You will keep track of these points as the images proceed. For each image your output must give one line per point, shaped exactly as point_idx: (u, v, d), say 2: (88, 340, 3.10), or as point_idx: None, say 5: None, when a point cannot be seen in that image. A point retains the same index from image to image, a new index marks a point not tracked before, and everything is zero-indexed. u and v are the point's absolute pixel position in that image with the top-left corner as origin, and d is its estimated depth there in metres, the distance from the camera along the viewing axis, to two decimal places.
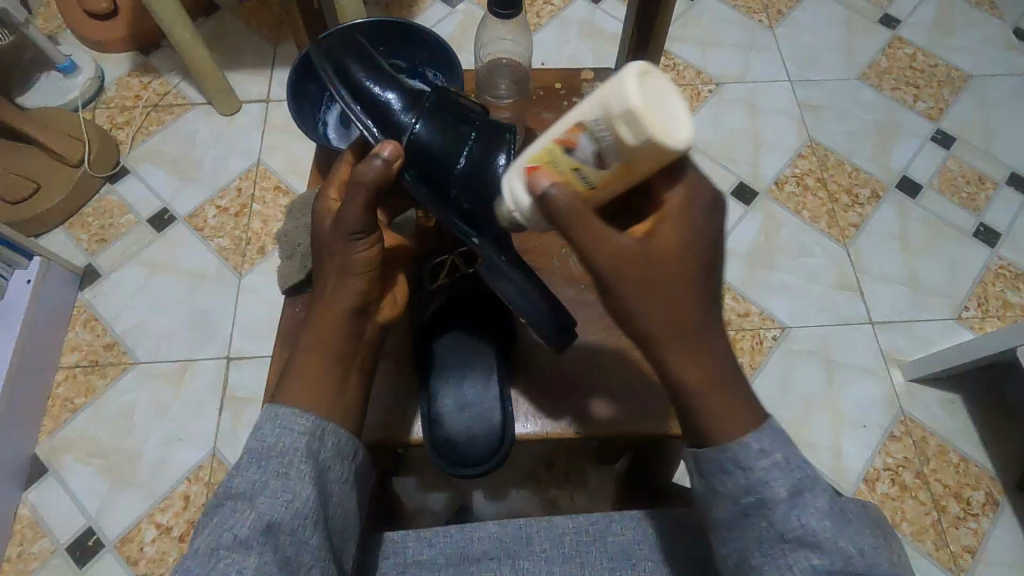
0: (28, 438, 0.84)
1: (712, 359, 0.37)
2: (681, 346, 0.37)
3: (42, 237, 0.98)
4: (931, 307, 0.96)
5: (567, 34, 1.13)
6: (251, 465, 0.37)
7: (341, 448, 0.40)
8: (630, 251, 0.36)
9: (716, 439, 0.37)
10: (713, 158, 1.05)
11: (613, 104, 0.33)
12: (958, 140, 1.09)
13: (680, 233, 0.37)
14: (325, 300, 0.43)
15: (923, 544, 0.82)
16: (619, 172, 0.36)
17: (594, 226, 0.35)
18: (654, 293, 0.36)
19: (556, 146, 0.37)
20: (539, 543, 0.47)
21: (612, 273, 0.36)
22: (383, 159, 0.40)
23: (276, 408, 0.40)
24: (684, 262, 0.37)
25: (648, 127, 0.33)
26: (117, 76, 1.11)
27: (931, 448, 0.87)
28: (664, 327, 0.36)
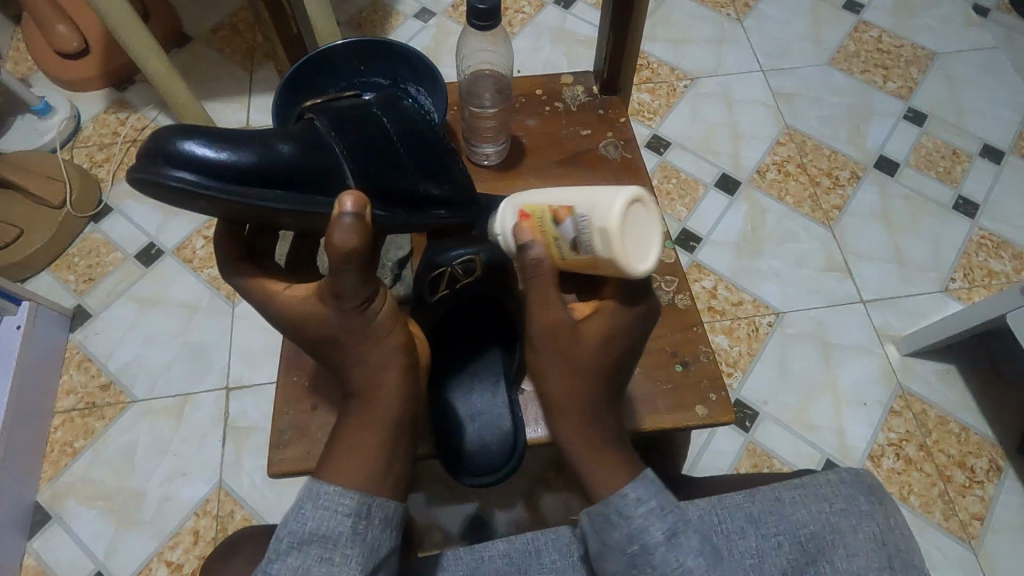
0: (28, 486, 0.83)
1: (591, 430, 0.42)
2: (566, 411, 0.43)
3: (27, 282, 0.96)
4: (919, 282, 0.98)
5: (540, 40, 1.15)
6: (294, 551, 0.36)
7: (387, 520, 0.39)
8: (564, 323, 0.42)
9: (598, 493, 0.40)
10: (694, 152, 1.07)
11: (597, 216, 0.41)
12: (929, 117, 1.12)
13: (610, 325, 0.43)
14: (372, 367, 0.42)
15: (933, 515, 0.83)
16: (586, 262, 0.43)
17: (546, 292, 0.42)
18: (556, 367, 0.43)
19: (548, 212, 0.44)
20: (548, 554, 0.45)
21: (540, 335, 0.43)
22: (352, 213, 0.38)
23: (319, 487, 0.38)
24: (596, 357, 0.43)
25: (620, 249, 0.40)
26: (93, 114, 1.10)
27: (932, 420, 0.89)
28: (558, 397, 0.43)
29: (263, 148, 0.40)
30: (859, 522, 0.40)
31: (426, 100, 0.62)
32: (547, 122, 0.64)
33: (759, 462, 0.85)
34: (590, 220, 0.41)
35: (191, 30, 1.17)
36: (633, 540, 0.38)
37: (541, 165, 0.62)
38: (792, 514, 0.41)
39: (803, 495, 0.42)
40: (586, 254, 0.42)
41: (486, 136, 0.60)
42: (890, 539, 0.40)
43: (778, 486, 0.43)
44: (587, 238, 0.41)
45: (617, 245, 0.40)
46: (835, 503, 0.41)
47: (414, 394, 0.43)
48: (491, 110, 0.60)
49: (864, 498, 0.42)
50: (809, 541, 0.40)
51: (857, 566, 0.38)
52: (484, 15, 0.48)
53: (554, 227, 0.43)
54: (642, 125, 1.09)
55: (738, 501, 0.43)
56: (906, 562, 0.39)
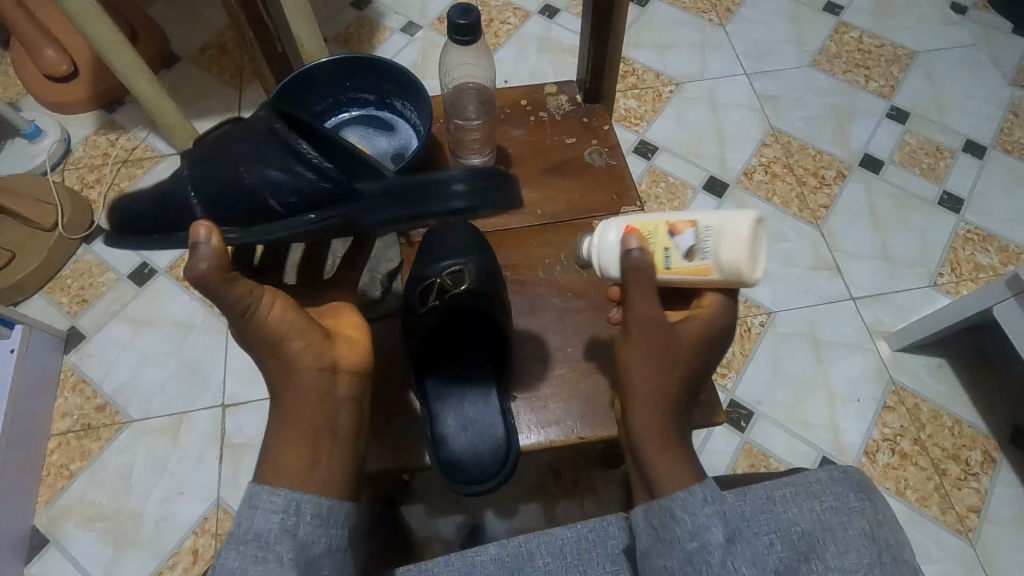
0: (25, 510, 0.82)
1: (664, 429, 0.42)
2: (646, 406, 0.43)
3: (20, 305, 0.96)
4: (907, 278, 0.99)
5: (526, 50, 1.16)
6: (230, 550, 0.36)
7: (321, 516, 0.39)
8: (657, 321, 0.44)
9: (661, 489, 0.40)
10: (681, 156, 1.08)
11: (725, 229, 0.44)
12: (912, 115, 1.13)
13: (705, 330, 0.45)
14: (279, 371, 0.43)
15: (929, 509, 0.83)
16: (696, 270, 0.45)
17: (648, 290, 0.44)
18: (653, 360, 0.43)
19: (664, 224, 0.46)
20: (541, 559, 0.46)
21: (636, 325, 0.44)
22: (203, 240, 0.40)
23: (254, 488, 0.39)
24: (691, 354, 0.44)
25: (741, 261, 0.44)
26: (83, 135, 1.10)
27: (925, 414, 0.89)
28: (644, 391, 0.43)
29: (183, 181, 0.45)
30: (849, 519, 0.41)
31: (412, 113, 0.64)
32: (532, 131, 0.65)
33: (756, 461, 0.86)
34: (717, 232, 0.44)
35: (179, 49, 1.18)
36: (693, 537, 0.37)
37: (527, 175, 0.63)
38: (784, 512, 0.42)
39: (794, 493, 0.43)
40: (705, 261, 0.44)
41: (473, 147, 0.60)
42: (880, 535, 0.41)
43: (770, 484, 0.43)
44: (714, 249, 0.44)
45: (733, 254, 0.44)
46: (826, 501, 0.42)
47: (329, 393, 0.43)
48: (477, 121, 0.60)
49: (855, 496, 0.43)
50: (800, 538, 0.41)
51: (849, 562, 0.39)
52: (464, 31, 0.49)
53: (667, 236, 0.46)
54: (630, 130, 1.10)
55: (731, 499, 0.42)
56: (896, 557, 0.40)
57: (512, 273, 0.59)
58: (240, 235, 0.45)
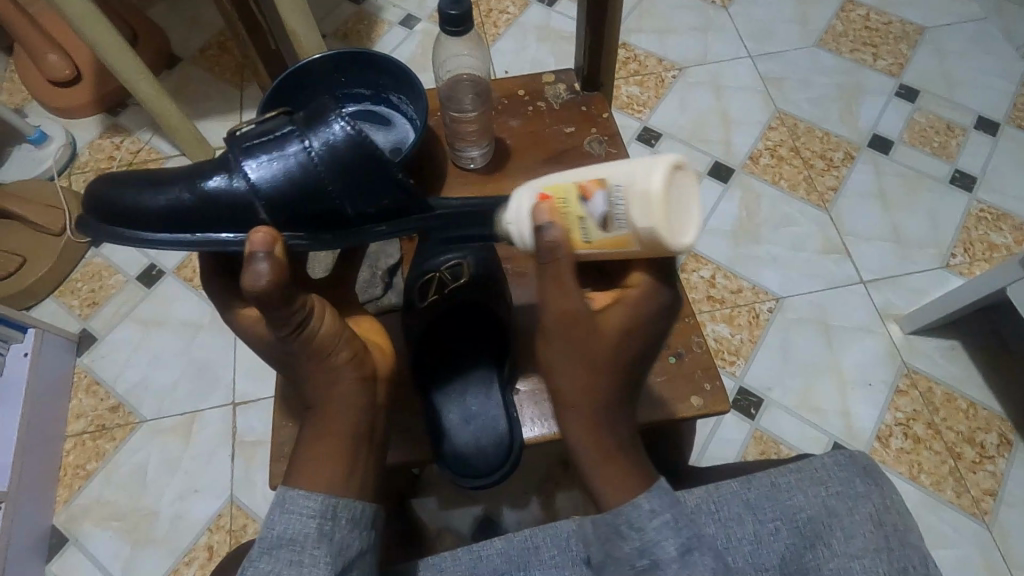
0: (44, 510, 0.84)
1: (603, 434, 0.41)
2: (574, 413, 0.41)
3: (33, 309, 0.98)
4: (919, 260, 0.97)
5: (526, 40, 1.15)
6: (265, 554, 0.36)
7: (355, 520, 0.39)
8: (578, 314, 0.40)
9: (608, 504, 0.39)
10: (685, 142, 1.07)
11: (636, 184, 0.38)
12: (922, 93, 1.11)
13: (629, 316, 0.41)
14: (322, 382, 0.42)
15: (944, 493, 0.83)
16: (615, 241, 0.40)
17: (562, 280, 0.40)
18: (577, 363, 0.41)
19: (574, 187, 0.42)
20: (547, 551, 0.46)
21: (556, 325, 0.41)
22: (262, 253, 0.38)
23: (286, 492, 0.39)
24: (618, 347, 0.41)
25: (662, 224, 0.38)
26: (89, 140, 1.11)
27: (938, 397, 0.88)
28: (574, 397, 0.41)
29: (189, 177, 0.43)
30: (855, 504, 0.41)
31: (408, 106, 0.64)
32: (530, 122, 0.64)
33: (766, 449, 0.85)
34: (625, 190, 0.38)
35: (179, 50, 1.18)
36: (643, 554, 0.37)
37: (525, 164, 0.62)
38: (789, 499, 0.42)
39: (800, 479, 0.43)
40: (619, 230, 0.39)
41: (469, 140, 0.60)
42: (887, 519, 0.40)
43: (775, 471, 0.44)
44: (628, 214, 0.39)
45: (648, 216, 0.38)
46: (831, 486, 0.42)
47: (370, 403, 0.43)
48: (472, 113, 0.59)
49: (860, 480, 0.42)
50: (806, 525, 0.41)
51: (855, 547, 0.39)
52: (456, 21, 0.49)
53: (580, 204, 0.41)
54: (633, 118, 1.09)
55: (734, 488, 0.43)
56: (903, 541, 0.39)
57: (512, 264, 0.59)
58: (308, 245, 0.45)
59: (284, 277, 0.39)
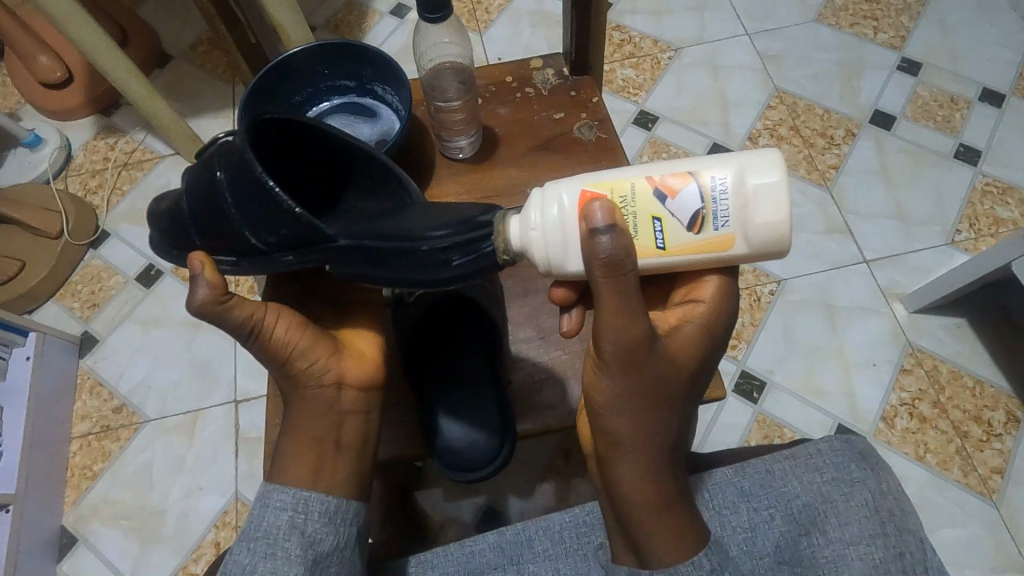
0: (53, 511, 0.85)
1: (656, 478, 0.39)
2: (635, 459, 0.39)
3: (34, 313, 0.98)
4: (923, 237, 0.96)
5: (518, 25, 1.13)
6: (242, 547, 0.39)
7: (329, 513, 0.41)
8: (645, 339, 0.37)
9: (653, 561, 0.38)
10: (683, 124, 1.05)
11: (748, 182, 0.39)
12: (924, 66, 1.08)
13: (692, 340, 0.41)
14: (288, 386, 0.44)
15: (951, 472, 0.82)
16: (702, 245, 0.41)
17: (629, 302, 0.37)
18: (641, 400, 0.39)
19: (650, 188, 0.40)
20: (540, 544, 0.46)
21: (620, 355, 0.37)
22: (197, 267, 0.40)
23: (264, 487, 0.41)
24: (680, 376, 0.40)
25: (778, 221, 0.39)
26: (83, 141, 1.11)
27: (944, 375, 0.87)
28: (633, 437, 0.39)
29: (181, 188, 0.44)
30: (850, 490, 0.42)
31: (393, 96, 0.62)
32: (519, 109, 0.63)
33: (769, 432, 0.85)
34: (736, 186, 0.39)
35: (170, 48, 1.17)
36: None
37: (514, 153, 0.61)
38: (785, 486, 0.43)
39: (795, 466, 0.44)
40: (719, 231, 0.40)
41: (457, 130, 0.59)
42: (883, 504, 0.41)
43: (770, 459, 0.45)
44: (742, 210, 0.39)
45: (758, 217, 0.39)
46: (826, 472, 0.43)
47: (334, 410, 0.44)
48: (457, 101, 0.58)
49: (856, 466, 0.44)
50: (802, 512, 0.42)
51: (850, 534, 0.40)
52: (433, 8, 0.48)
53: (660, 204, 0.40)
54: (629, 101, 1.07)
55: (729, 476, 0.45)
56: (900, 526, 0.40)
57: None
58: (234, 268, 0.43)
59: (225, 290, 0.40)
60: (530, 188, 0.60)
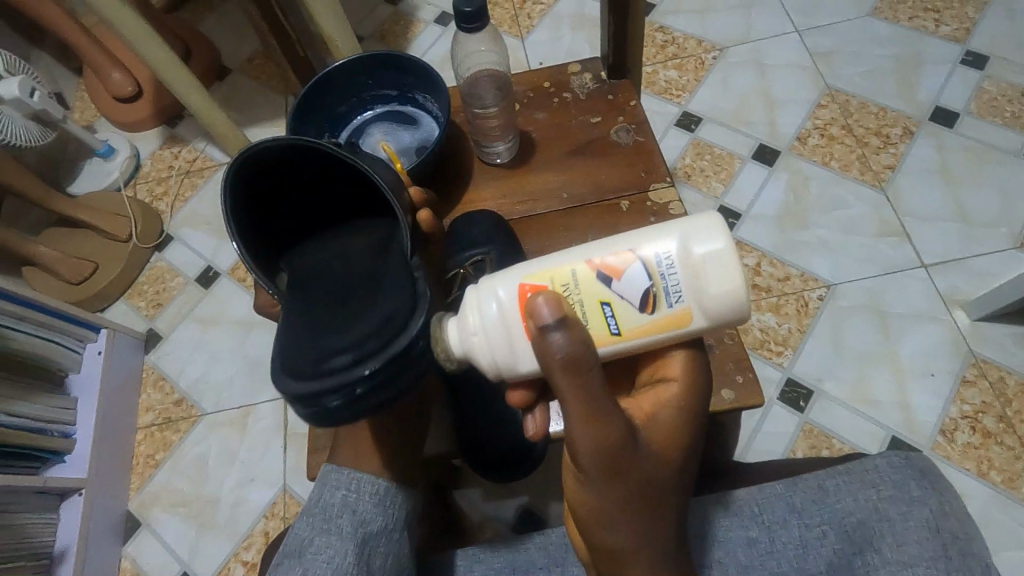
0: (120, 496, 0.91)
1: (646, 559, 0.38)
2: (635, 563, 0.38)
3: (105, 311, 1.05)
4: (989, 240, 0.90)
5: (560, 30, 1.13)
6: (302, 522, 0.44)
7: (379, 495, 0.45)
8: (619, 445, 0.36)
9: None
10: (727, 125, 1.03)
11: (692, 255, 0.39)
12: (992, 59, 1.02)
13: (672, 422, 0.40)
14: None
15: (1018, 491, 0.77)
16: (658, 322, 0.40)
17: (595, 407, 0.35)
18: (631, 504, 0.37)
19: (591, 274, 0.40)
20: (583, 547, 0.47)
21: (603, 465, 0.36)
22: None
23: (326, 470, 0.47)
24: (664, 469, 0.38)
25: (731, 291, 0.39)
26: (151, 151, 1.18)
27: (1011, 388, 0.82)
28: (629, 540, 0.38)
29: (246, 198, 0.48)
30: (909, 509, 0.42)
31: (433, 105, 0.64)
32: (556, 113, 0.64)
33: (817, 443, 0.82)
34: (682, 263, 0.39)
35: (229, 61, 1.23)
36: None
37: (551, 159, 0.62)
38: (838, 503, 0.44)
39: (850, 482, 0.45)
40: (674, 306, 0.39)
41: (494, 136, 0.60)
42: (946, 526, 0.41)
43: (823, 474, 0.46)
44: (695, 286, 0.39)
45: (710, 290, 0.39)
46: (884, 490, 0.44)
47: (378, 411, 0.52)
48: (494, 108, 0.59)
49: (917, 485, 0.43)
50: (856, 530, 0.43)
51: (908, 555, 0.40)
52: (471, 18, 0.49)
53: (607, 287, 0.40)
54: (671, 103, 1.06)
55: (780, 491, 0.46)
56: (964, 550, 0.40)
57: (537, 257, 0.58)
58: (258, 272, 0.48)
59: None
60: (567, 193, 0.60)
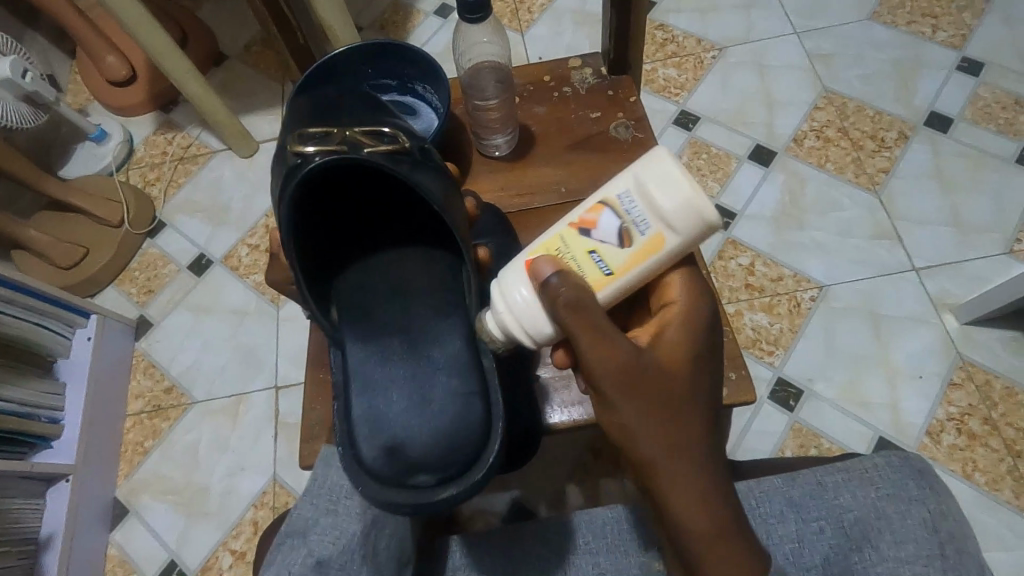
0: (108, 483, 0.90)
1: (699, 466, 0.38)
2: (677, 484, 0.38)
3: (95, 297, 1.04)
4: (979, 245, 0.91)
5: (560, 25, 1.13)
6: (308, 503, 0.44)
7: None
8: (627, 361, 0.38)
9: None
10: (725, 125, 1.03)
11: (645, 180, 0.39)
12: (987, 66, 1.03)
13: (683, 340, 0.40)
14: None
15: (1001, 493, 0.78)
16: (639, 252, 0.40)
17: (597, 330, 0.38)
18: (653, 420, 0.38)
19: (569, 230, 0.43)
20: (581, 537, 0.47)
21: (615, 386, 0.38)
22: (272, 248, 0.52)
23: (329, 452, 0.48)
24: (680, 381, 0.39)
25: (686, 200, 0.38)
26: (144, 136, 1.17)
27: (997, 391, 0.83)
28: (660, 457, 0.38)
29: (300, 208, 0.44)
30: (907, 508, 0.42)
31: (433, 96, 0.65)
32: (556, 108, 0.64)
33: (805, 442, 0.83)
34: (636, 192, 0.40)
35: (226, 48, 1.22)
36: None
37: (551, 153, 0.62)
38: (836, 499, 0.44)
39: (848, 478, 0.45)
40: (645, 234, 0.40)
41: (494, 128, 0.60)
42: (943, 525, 0.41)
43: (822, 470, 0.46)
44: (654, 209, 0.39)
45: (668, 205, 0.38)
46: (882, 487, 0.44)
47: None
48: (495, 100, 0.59)
49: (915, 483, 0.43)
50: (853, 526, 0.43)
51: (905, 553, 0.41)
52: (474, 8, 0.49)
53: (587, 237, 0.42)
54: (669, 101, 1.06)
55: (779, 486, 0.46)
56: (959, 549, 0.40)
57: None
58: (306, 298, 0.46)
59: None
60: (565, 187, 0.60)
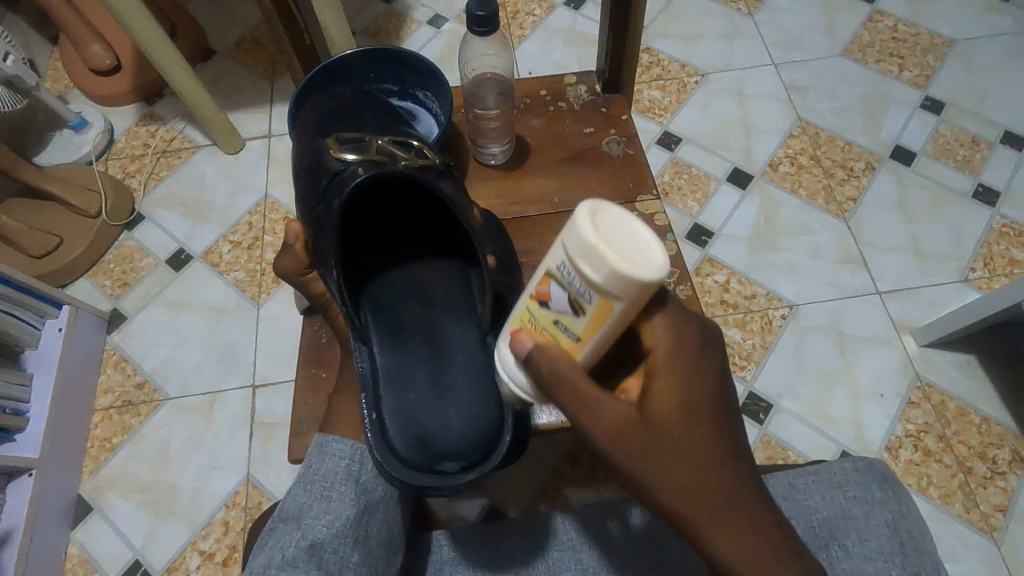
0: (72, 479, 0.88)
1: (733, 513, 0.34)
2: (710, 520, 0.34)
3: (67, 288, 1.01)
4: (937, 272, 0.97)
5: (550, 42, 1.16)
6: (300, 488, 0.43)
7: (380, 468, 0.46)
8: (623, 415, 0.35)
9: None
10: (706, 148, 1.07)
11: (570, 246, 0.31)
12: (948, 106, 1.10)
13: (672, 382, 0.37)
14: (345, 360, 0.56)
15: (953, 507, 0.82)
16: (596, 317, 0.32)
17: (584, 397, 0.35)
18: (662, 464, 0.35)
19: (529, 303, 0.36)
20: (565, 533, 0.49)
21: (615, 446, 0.35)
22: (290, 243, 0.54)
23: (323, 438, 0.47)
24: (680, 422, 0.36)
25: (613, 264, 0.29)
26: (126, 127, 1.15)
27: (951, 411, 0.88)
28: (682, 501, 0.35)
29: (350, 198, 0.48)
30: (871, 508, 0.45)
31: (432, 103, 0.66)
32: (551, 121, 0.66)
33: (773, 454, 0.86)
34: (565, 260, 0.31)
35: (215, 43, 1.22)
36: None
37: (545, 164, 0.64)
38: (805, 500, 0.47)
39: (818, 482, 0.48)
40: (591, 303, 0.31)
41: (491, 138, 0.62)
42: (904, 526, 0.44)
43: (794, 475, 0.49)
44: (582, 273, 0.31)
45: (597, 270, 0.30)
46: (848, 490, 0.47)
47: None
48: (494, 111, 0.61)
49: (880, 488, 0.46)
50: (821, 526, 0.46)
51: (869, 549, 0.43)
52: (482, 22, 0.51)
53: (545, 310, 0.35)
54: (653, 122, 1.10)
55: None
56: (918, 547, 0.43)
57: (527, 257, 0.60)
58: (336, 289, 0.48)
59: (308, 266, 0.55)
60: (558, 198, 0.62)
